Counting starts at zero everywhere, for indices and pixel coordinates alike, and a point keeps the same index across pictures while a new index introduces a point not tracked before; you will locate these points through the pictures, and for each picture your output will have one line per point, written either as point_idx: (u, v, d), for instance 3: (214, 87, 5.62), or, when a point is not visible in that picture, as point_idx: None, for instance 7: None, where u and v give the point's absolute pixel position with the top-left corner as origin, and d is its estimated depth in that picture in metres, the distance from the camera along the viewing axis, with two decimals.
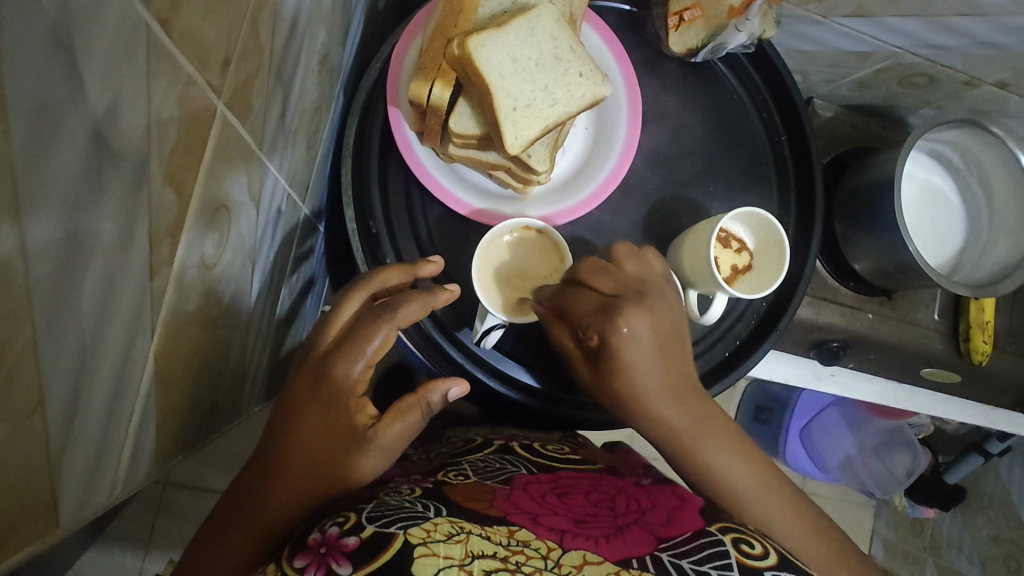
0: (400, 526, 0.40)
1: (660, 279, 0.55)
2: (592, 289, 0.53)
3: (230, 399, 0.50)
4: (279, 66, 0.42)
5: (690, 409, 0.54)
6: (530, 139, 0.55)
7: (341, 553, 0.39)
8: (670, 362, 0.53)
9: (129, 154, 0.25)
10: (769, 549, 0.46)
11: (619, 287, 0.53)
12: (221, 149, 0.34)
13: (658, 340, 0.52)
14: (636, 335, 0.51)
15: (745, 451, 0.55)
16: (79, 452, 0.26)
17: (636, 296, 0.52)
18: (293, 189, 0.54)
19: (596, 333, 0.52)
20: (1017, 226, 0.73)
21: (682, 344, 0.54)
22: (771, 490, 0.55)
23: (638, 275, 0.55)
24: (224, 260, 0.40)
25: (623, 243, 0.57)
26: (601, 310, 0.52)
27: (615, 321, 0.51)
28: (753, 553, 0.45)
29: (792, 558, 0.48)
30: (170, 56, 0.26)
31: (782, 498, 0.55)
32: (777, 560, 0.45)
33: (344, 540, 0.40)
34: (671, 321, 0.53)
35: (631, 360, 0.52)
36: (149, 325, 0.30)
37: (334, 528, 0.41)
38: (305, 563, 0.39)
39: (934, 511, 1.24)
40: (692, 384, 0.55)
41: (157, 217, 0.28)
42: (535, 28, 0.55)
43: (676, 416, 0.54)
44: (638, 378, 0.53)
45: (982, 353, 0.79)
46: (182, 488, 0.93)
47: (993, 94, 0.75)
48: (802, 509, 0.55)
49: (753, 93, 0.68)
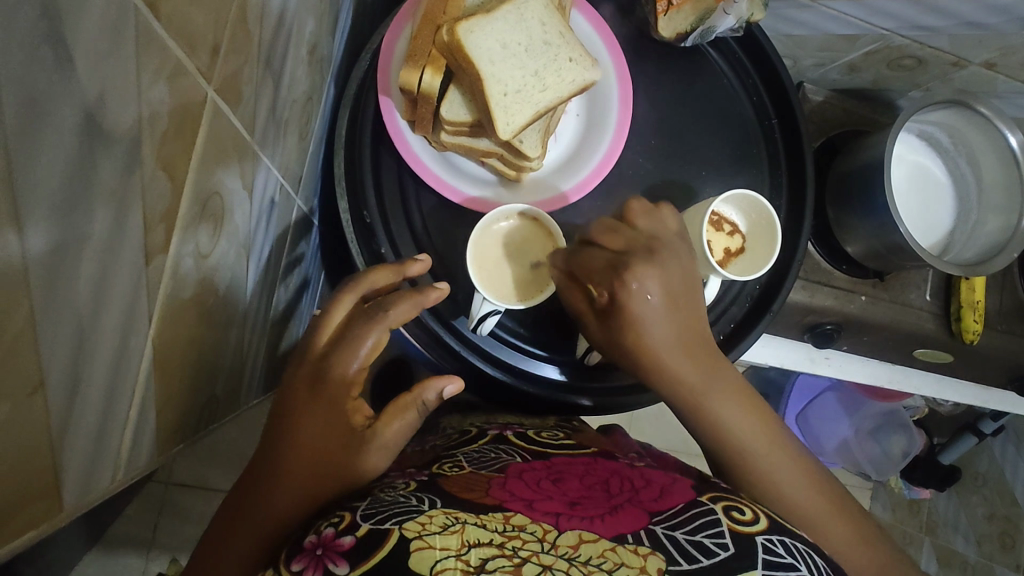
0: (395, 521, 0.40)
1: (670, 236, 0.56)
2: (601, 247, 0.55)
3: (228, 391, 0.50)
4: (268, 55, 0.42)
5: (700, 366, 0.55)
6: (521, 125, 0.55)
7: (338, 553, 0.39)
8: (681, 318, 0.55)
9: (120, 139, 0.25)
10: (760, 515, 0.47)
11: (629, 244, 0.55)
12: (213, 136, 0.34)
13: (666, 297, 0.54)
14: (645, 292, 0.53)
15: (758, 413, 0.56)
16: (80, 434, 0.26)
17: (645, 253, 0.54)
18: (286, 179, 0.54)
19: (607, 291, 0.54)
20: (1006, 205, 0.74)
21: (694, 299, 0.56)
22: (785, 452, 0.55)
23: (649, 233, 0.56)
24: (219, 249, 0.40)
25: (639, 200, 0.58)
26: (610, 268, 0.53)
27: (625, 278, 0.53)
28: (742, 518, 0.46)
29: (785, 522, 0.49)
30: (159, 40, 0.26)
31: (799, 462, 0.55)
32: (768, 525, 0.46)
33: (340, 540, 0.40)
34: (681, 278, 0.55)
35: (641, 315, 0.53)
36: (145, 311, 0.30)
37: (329, 529, 0.42)
38: (302, 567, 0.39)
39: (929, 491, 1.26)
40: (704, 342, 0.56)
41: (151, 203, 0.29)
42: (523, 13, 0.55)
43: (688, 373, 0.55)
44: (650, 334, 0.54)
45: (973, 332, 0.78)
46: (183, 487, 0.93)
47: (980, 75, 0.76)
48: (818, 476, 0.55)
49: (743, 77, 0.69)
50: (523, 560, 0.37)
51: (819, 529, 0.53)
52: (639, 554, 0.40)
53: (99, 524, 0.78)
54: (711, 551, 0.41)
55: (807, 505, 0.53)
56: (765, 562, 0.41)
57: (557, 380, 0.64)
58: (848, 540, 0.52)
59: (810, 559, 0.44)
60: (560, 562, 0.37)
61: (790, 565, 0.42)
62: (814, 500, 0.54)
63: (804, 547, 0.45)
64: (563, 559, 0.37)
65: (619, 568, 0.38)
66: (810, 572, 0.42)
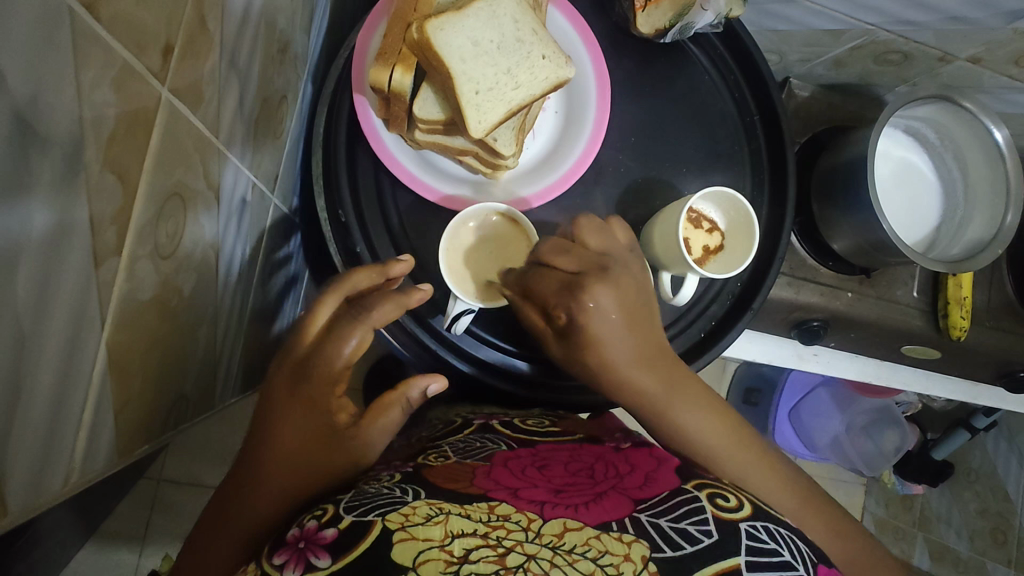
0: (378, 513, 0.40)
1: (624, 253, 0.57)
2: (554, 268, 0.55)
3: (200, 391, 0.51)
4: (233, 53, 0.42)
5: (663, 379, 0.55)
6: (493, 123, 0.55)
7: (320, 546, 0.39)
8: (640, 333, 0.55)
9: (59, 141, 0.25)
10: (744, 502, 0.47)
11: (581, 265, 0.55)
12: (169, 137, 0.34)
13: (623, 312, 0.54)
14: (603, 309, 0.53)
15: (724, 420, 0.56)
16: (25, 439, 0.26)
17: (599, 272, 0.54)
18: (259, 178, 0.54)
19: (564, 313, 0.54)
20: (993, 201, 0.73)
21: (650, 315, 0.56)
22: (756, 455, 0.55)
23: (599, 251, 0.56)
24: (182, 249, 0.40)
25: (587, 217, 0.57)
26: (565, 289, 0.53)
27: (581, 297, 0.53)
28: (727, 505, 0.46)
29: (769, 510, 0.49)
30: (101, 40, 0.26)
31: (769, 465, 0.55)
32: (752, 512, 0.46)
33: (322, 533, 0.40)
34: (636, 295, 0.55)
35: (600, 333, 0.53)
36: (97, 315, 0.30)
37: (312, 522, 0.41)
38: (284, 560, 0.38)
39: (923, 486, 1.25)
40: (664, 354, 0.56)
41: (99, 205, 0.28)
42: (496, 10, 0.55)
43: (652, 387, 0.55)
44: (612, 352, 0.54)
45: (961, 328, 0.77)
46: (175, 485, 0.93)
47: (967, 70, 0.75)
48: (788, 475, 0.55)
49: (724, 73, 0.68)
50: (507, 550, 0.37)
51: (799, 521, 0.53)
52: (623, 541, 0.40)
53: (90, 522, 0.78)
54: (695, 539, 0.41)
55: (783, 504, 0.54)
56: (748, 547, 0.41)
57: (535, 378, 0.64)
58: (822, 530, 0.53)
59: (792, 545, 0.44)
60: (544, 551, 0.37)
61: (772, 551, 0.42)
62: (786, 497, 0.54)
63: (787, 532, 0.45)
64: (547, 549, 0.37)
65: (604, 556, 0.38)
66: (794, 558, 0.42)
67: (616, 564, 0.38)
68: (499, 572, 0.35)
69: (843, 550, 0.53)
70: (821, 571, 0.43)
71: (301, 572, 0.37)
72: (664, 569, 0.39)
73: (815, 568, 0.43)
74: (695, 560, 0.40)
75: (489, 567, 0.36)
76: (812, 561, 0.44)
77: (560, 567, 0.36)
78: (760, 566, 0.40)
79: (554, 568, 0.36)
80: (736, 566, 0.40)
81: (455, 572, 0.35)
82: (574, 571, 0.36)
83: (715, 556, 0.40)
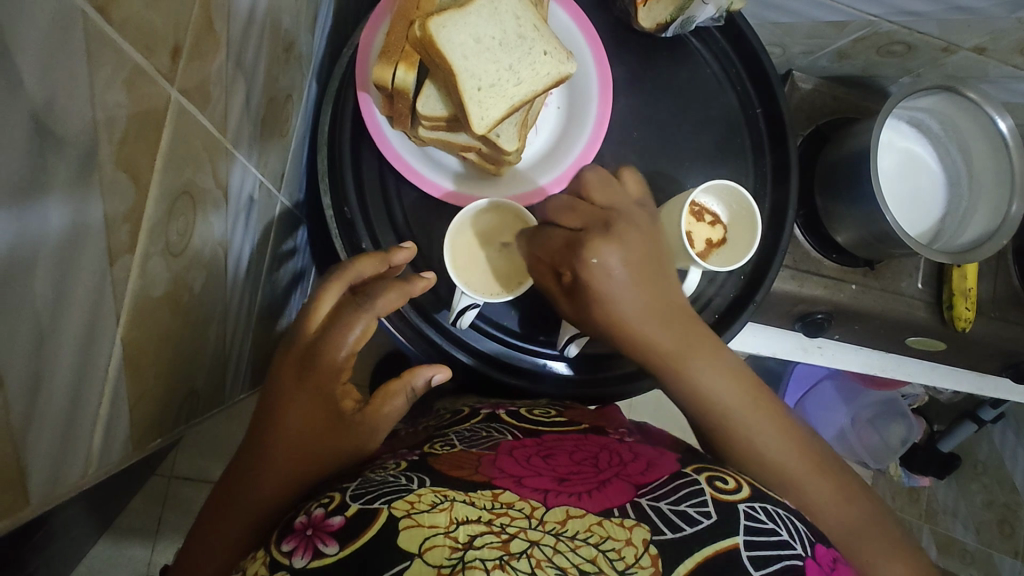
0: (383, 501, 0.41)
1: (628, 209, 0.57)
2: (559, 226, 0.56)
3: (210, 385, 0.52)
4: (238, 53, 0.42)
5: (681, 334, 0.55)
6: (496, 119, 0.55)
7: (328, 533, 0.40)
8: (650, 287, 0.55)
9: (73, 140, 0.25)
10: (742, 484, 0.48)
11: (585, 221, 0.55)
12: (179, 135, 0.35)
13: (630, 266, 0.54)
14: (607, 267, 0.53)
15: (746, 383, 0.55)
16: (45, 433, 0.27)
17: (601, 227, 0.54)
18: (266, 177, 0.55)
19: (568, 268, 0.54)
20: (996, 193, 0.73)
21: (663, 269, 0.56)
22: (773, 424, 0.54)
23: (603, 207, 0.56)
24: (192, 247, 0.40)
25: (594, 172, 0.58)
26: (568, 246, 0.54)
27: (583, 253, 0.53)
28: (725, 488, 0.46)
29: (769, 492, 0.49)
30: (112, 43, 0.27)
31: (790, 435, 0.54)
32: (751, 493, 0.47)
33: (328, 521, 0.41)
34: (643, 245, 0.55)
35: (607, 289, 0.53)
36: (111, 310, 0.31)
37: (319, 510, 0.42)
38: (293, 547, 0.40)
39: (929, 479, 1.23)
40: (678, 306, 0.56)
41: (113, 203, 0.29)
42: (497, 7, 0.56)
43: (670, 341, 0.55)
44: (620, 305, 0.54)
45: (965, 320, 0.77)
46: (186, 481, 0.94)
47: (971, 60, 0.75)
48: (806, 444, 0.54)
49: (726, 66, 0.68)
50: (510, 536, 0.38)
51: (805, 498, 0.52)
52: (625, 526, 0.40)
53: (105, 517, 0.80)
54: (693, 520, 0.42)
55: (798, 479, 0.52)
56: (745, 527, 0.42)
57: (540, 373, 0.65)
58: (831, 503, 0.52)
59: (789, 525, 0.45)
60: (547, 538, 0.38)
61: (770, 530, 0.42)
62: (801, 463, 0.53)
63: (784, 513, 0.46)
64: (550, 535, 0.38)
65: (605, 542, 0.39)
66: (791, 538, 0.43)
67: (617, 549, 0.39)
68: (504, 558, 0.36)
69: (864, 522, 0.52)
70: (817, 548, 0.44)
71: (310, 559, 0.38)
72: (664, 550, 0.39)
73: (812, 547, 0.43)
74: (695, 540, 0.40)
75: (493, 554, 0.36)
76: (809, 540, 0.44)
77: (562, 553, 0.37)
78: (758, 545, 0.41)
79: (557, 554, 0.37)
80: (735, 545, 0.41)
81: (461, 558, 0.36)
82: (576, 557, 0.37)
83: (714, 537, 0.41)
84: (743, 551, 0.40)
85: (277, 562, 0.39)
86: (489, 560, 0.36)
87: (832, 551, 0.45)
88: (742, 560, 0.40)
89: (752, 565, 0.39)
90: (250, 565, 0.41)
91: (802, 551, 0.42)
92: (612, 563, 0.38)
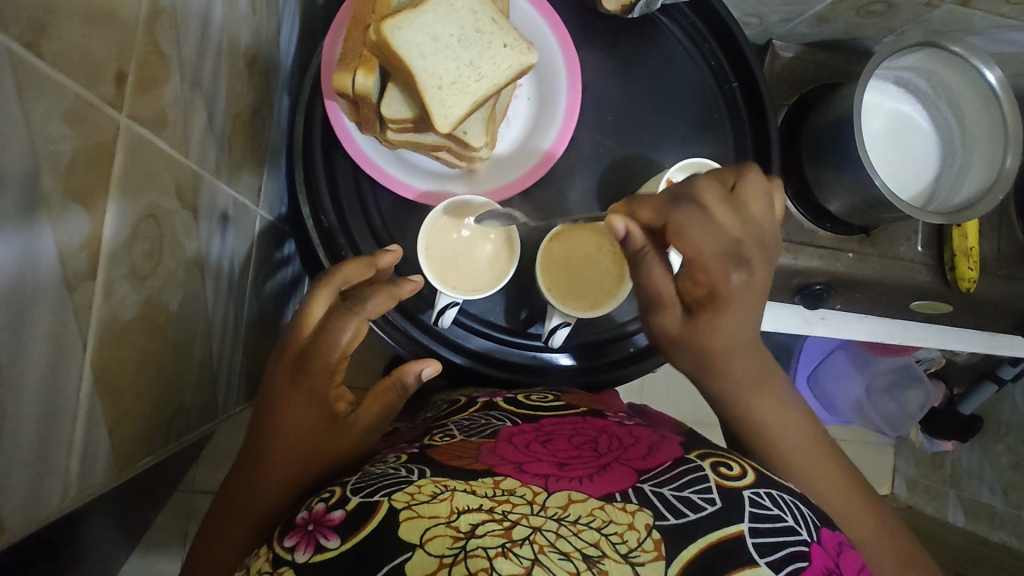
0: (383, 493, 0.41)
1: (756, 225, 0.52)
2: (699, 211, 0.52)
3: (201, 396, 0.52)
4: (193, 73, 0.43)
5: (740, 359, 0.53)
6: (459, 116, 0.55)
7: (329, 527, 0.40)
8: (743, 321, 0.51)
9: (15, 175, 0.26)
10: (747, 470, 0.47)
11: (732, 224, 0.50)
12: (132, 162, 0.35)
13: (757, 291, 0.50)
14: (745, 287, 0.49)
15: (785, 412, 0.54)
16: (16, 463, 0.28)
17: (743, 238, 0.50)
18: (240, 193, 0.56)
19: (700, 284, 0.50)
20: (992, 147, 0.71)
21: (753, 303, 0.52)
22: (816, 452, 0.54)
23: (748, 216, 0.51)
24: (163, 267, 0.41)
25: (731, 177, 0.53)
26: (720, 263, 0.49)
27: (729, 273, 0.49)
28: (729, 474, 0.46)
29: (771, 475, 0.49)
30: (49, 80, 0.27)
31: (827, 460, 0.54)
32: (756, 480, 0.47)
33: (329, 515, 0.41)
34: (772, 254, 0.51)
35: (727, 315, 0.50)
36: (77, 337, 0.32)
37: (319, 505, 0.43)
38: (294, 543, 0.40)
39: (952, 443, 1.22)
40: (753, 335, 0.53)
41: (65, 233, 0.30)
42: (453, 4, 0.56)
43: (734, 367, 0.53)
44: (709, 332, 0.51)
45: (968, 280, 0.76)
46: (207, 494, 0.96)
47: (956, 13, 0.72)
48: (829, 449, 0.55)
49: (698, 42, 0.67)
50: (512, 523, 0.38)
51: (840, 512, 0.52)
52: (627, 510, 0.40)
53: (132, 534, 0.82)
54: (698, 506, 0.42)
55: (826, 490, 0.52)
56: (750, 514, 0.42)
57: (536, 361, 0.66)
58: (848, 503, 0.52)
59: (795, 509, 0.44)
60: (549, 523, 0.38)
61: (776, 517, 0.42)
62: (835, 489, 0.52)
63: (790, 497, 0.46)
64: (553, 520, 0.38)
65: (608, 526, 0.39)
66: (796, 524, 0.43)
67: (620, 533, 0.39)
68: (505, 545, 0.36)
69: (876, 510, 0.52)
70: (823, 533, 0.43)
71: (312, 553, 0.39)
72: (666, 535, 0.39)
73: (818, 532, 0.43)
74: (697, 526, 0.40)
75: (495, 541, 0.37)
76: (815, 525, 0.44)
77: (565, 537, 0.37)
78: (762, 532, 0.41)
79: (559, 539, 0.37)
80: (740, 533, 0.41)
81: (462, 547, 0.36)
82: (579, 541, 0.37)
83: (720, 523, 0.41)
84: (747, 538, 0.40)
85: (280, 557, 0.40)
86: (491, 547, 0.36)
87: (838, 536, 0.45)
88: (746, 547, 0.40)
89: (757, 553, 0.39)
90: (254, 562, 0.42)
91: (807, 537, 0.42)
92: (614, 547, 0.38)
